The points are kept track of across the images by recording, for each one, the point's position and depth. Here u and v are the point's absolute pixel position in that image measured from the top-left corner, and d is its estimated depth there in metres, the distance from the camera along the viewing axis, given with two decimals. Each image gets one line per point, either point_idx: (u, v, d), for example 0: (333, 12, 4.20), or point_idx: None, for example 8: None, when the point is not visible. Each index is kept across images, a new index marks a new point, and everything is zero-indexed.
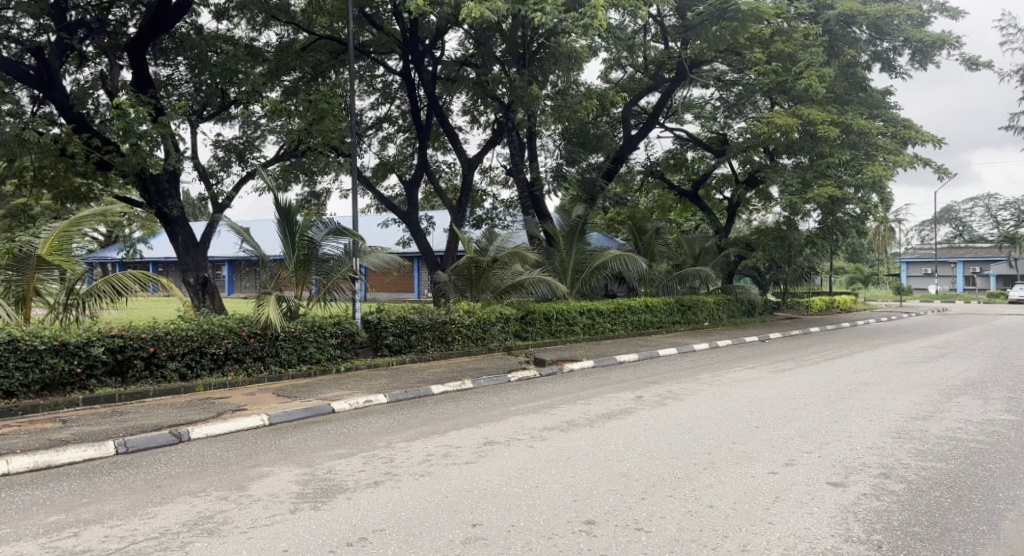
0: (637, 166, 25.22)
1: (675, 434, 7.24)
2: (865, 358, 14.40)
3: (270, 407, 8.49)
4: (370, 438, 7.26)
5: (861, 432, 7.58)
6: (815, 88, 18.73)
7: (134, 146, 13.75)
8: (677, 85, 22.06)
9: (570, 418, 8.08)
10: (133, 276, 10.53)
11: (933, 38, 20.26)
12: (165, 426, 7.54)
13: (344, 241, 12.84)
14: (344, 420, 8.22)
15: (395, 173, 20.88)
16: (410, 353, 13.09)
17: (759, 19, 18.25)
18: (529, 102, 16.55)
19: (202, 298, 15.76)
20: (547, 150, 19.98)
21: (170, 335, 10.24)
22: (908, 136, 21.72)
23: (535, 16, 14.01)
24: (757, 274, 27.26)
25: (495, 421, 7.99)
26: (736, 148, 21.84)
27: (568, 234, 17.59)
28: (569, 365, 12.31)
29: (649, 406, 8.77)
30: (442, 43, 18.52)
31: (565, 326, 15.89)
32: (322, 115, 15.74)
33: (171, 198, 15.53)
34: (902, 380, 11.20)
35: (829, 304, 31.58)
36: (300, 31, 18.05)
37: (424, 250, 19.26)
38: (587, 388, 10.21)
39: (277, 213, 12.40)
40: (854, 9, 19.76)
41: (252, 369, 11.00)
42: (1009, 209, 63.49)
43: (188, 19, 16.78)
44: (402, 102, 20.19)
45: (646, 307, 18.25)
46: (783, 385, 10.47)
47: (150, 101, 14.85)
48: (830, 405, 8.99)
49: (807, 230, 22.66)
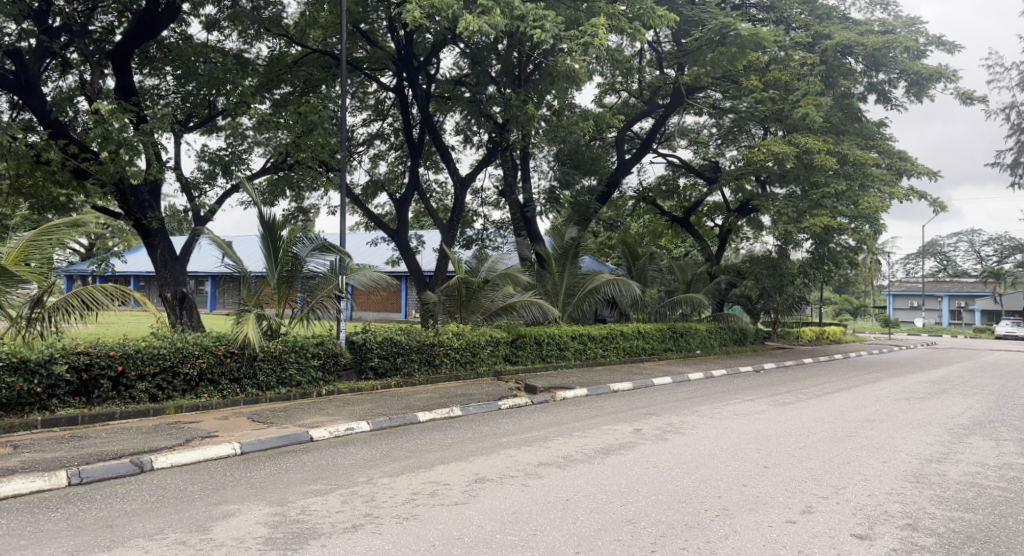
0: (629, 192, 24.89)
1: (682, 474, 6.75)
2: (865, 393, 13.94)
3: (243, 434, 7.92)
4: (349, 472, 6.69)
5: (877, 476, 7.11)
6: (812, 116, 18.44)
7: (112, 155, 13.15)
8: (672, 111, 21.80)
9: (566, 453, 7.55)
10: (105, 289, 9.92)
11: (931, 70, 19.94)
12: (126, 454, 6.95)
13: (330, 257, 12.28)
14: (322, 450, 7.64)
15: (386, 191, 20.41)
16: (395, 377, 12.52)
17: (757, 45, 17.99)
18: (525, 122, 16.08)
19: (180, 315, 15.09)
20: (541, 171, 19.58)
21: (141, 354, 9.67)
22: (904, 167, 21.41)
23: (534, 33, 13.60)
24: (748, 303, 26.86)
25: (486, 454, 7.45)
26: (730, 175, 21.52)
27: (560, 257, 17.14)
28: (562, 394, 11.77)
29: (649, 440, 8.26)
30: (437, 60, 18.16)
31: (555, 351, 15.36)
32: (312, 127, 15.23)
33: (150, 210, 14.92)
34: (907, 417, 10.75)
35: (819, 335, 31.20)
36: (292, 44, 17.60)
37: (413, 270, 18.71)
38: (582, 419, 9.68)
39: (260, 227, 11.86)
40: (852, 40, 19.56)
41: (227, 391, 10.43)
42: (992, 245, 63.71)
43: (177, 28, 16.31)
44: (395, 119, 19.75)
45: (638, 333, 17.77)
46: (787, 420, 9.98)
47: (132, 109, 14.30)
48: (840, 443, 8.51)
49: (799, 260, 22.29)
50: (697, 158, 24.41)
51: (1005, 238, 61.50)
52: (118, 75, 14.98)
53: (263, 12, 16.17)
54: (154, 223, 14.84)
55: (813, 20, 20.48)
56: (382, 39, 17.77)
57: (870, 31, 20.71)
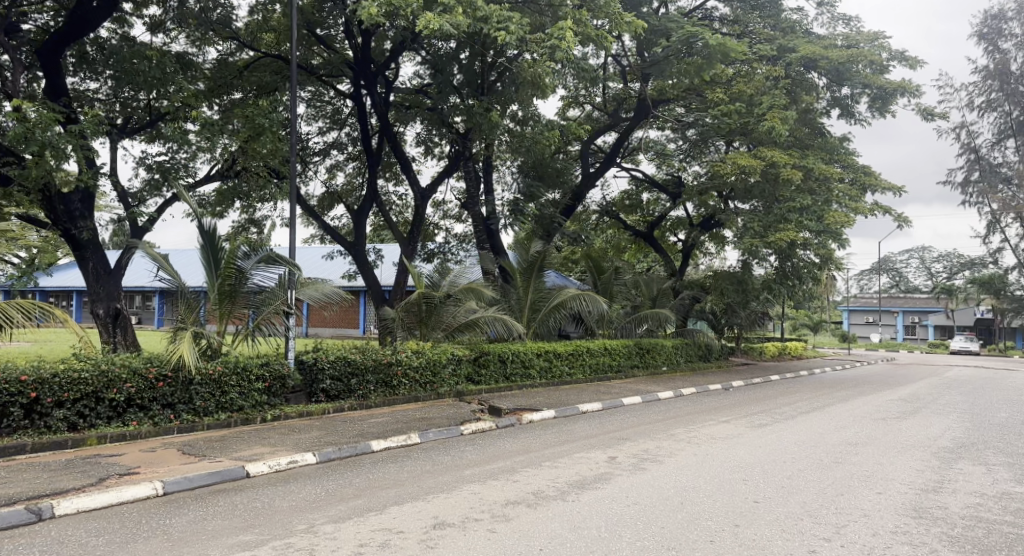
0: (593, 205, 24.16)
1: (667, 512, 6.04)
2: (842, 412, 13.30)
3: (169, 470, 7.01)
4: (286, 518, 5.86)
5: (878, 507, 6.48)
6: (779, 129, 17.95)
7: (36, 159, 12.08)
8: (636, 124, 21.24)
9: (537, 488, 6.77)
10: (31, 305, 9.15)
11: (893, 85, 19.67)
12: (21, 500, 6.04)
13: (278, 270, 11.29)
14: (259, 488, 6.76)
15: (343, 203, 19.49)
16: (349, 400, 11.60)
17: (724, 58, 17.47)
18: (488, 129, 15.27)
19: (113, 333, 13.98)
20: (504, 183, 18.88)
21: (59, 378, 8.72)
22: (869, 183, 20.96)
23: (498, 35, 12.93)
24: (713, 318, 26.34)
25: (444, 491, 6.65)
26: (693, 190, 20.98)
27: (525, 270, 16.46)
28: (528, 416, 10.97)
29: (625, 470, 7.52)
30: (396, 68, 17.42)
31: (520, 369, 14.60)
32: (260, 131, 14.27)
33: (82, 219, 13.83)
34: (891, 439, 10.13)
35: (781, 350, 30.80)
36: (244, 48, 16.56)
37: (371, 285, 17.75)
38: (551, 446, 8.88)
39: (199, 237, 10.98)
40: (817, 53, 19.22)
41: (160, 418, 9.46)
42: (942, 262, 64.67)
43: (118, 29, 15.27)
44: (353, 128, 18.81)
45: (605, 350, 17.11)
46: (768, 445, 9.31)
47: (62, 111, 13.22)
48: (829, 469, 7.87)
49: (763, 275, 21.80)
50: (660, 172, 23.95)
51: (955, 255, 62.49)
52: (48, 73, 13.85)
53: (211, 14, 15.13)
54: (85, 234, 13.75)
55: (777, 34, 20.04)
56: (340, 46, 16.93)
57: (834, 45, 20.34)
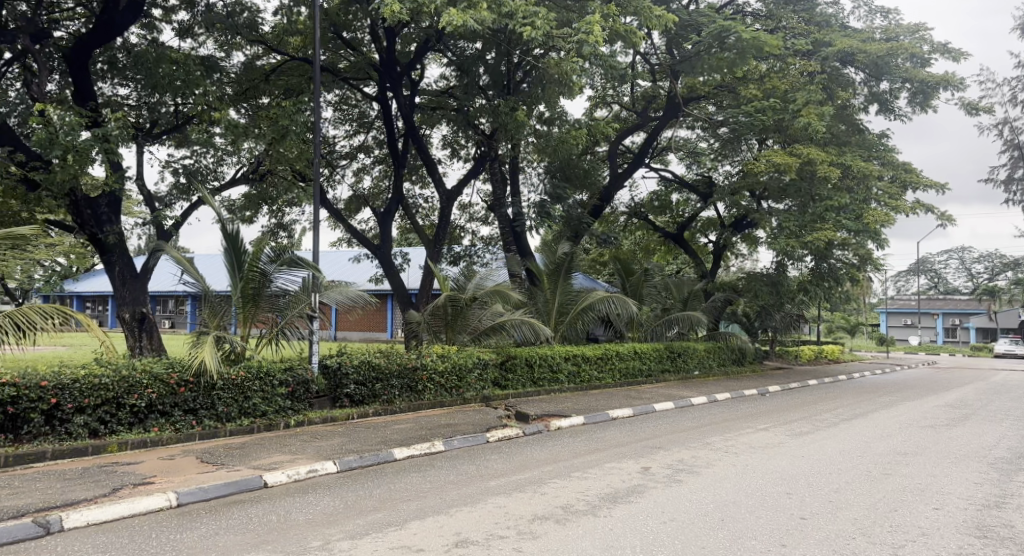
0: (621, 207, 23.74)
1: (706, 530, 5.68)
2: (886, 419, 12.69)
3: (184, 480, 6.83)
4: (300, 536, 5.63)
5: (937, 523, 6.04)
6: (815, 125, 17.35)
7: (61, 162, 11.96)
8: (665, 123, 20.76)
9: (566, 501, 6.42)
10: (55, 309, 9.02)
11: (935, 78, 18.93)
12: (29, 512, 5.92)
13: (301, 273, 11.06)
14: (275, 500, 6.53)
15: (369, 206, 19.27)
16: (374, 405, 11.33)
17: (758, 52, 16.92)
18: (514, 129, 14.90)
19: (139, 337, 13.82)
20: (531, 184, 18.55)
21: (79, 383, 8.53)
22: (909, 180, 20.21)
23: (523, 30, 12.62)
24: (746, 321, 25.72)
25: (468, 504, 6.34)
26: (724, 190, 20.47)
27: (553, 272, 16.10)
28: (556, 423, 10.60)
29: (660, 482, 7.14)
30: (422, 69, 17.16)
31: (547, 373, 14.24)
32: (284, 134, 14.02)
33: (109, 223, 13.70)
34: (942, 449, 9.57)
35: (817, 354, 30.00)
36: (270, 52, 16.39)
37: (397, 289, 17.47)
38: (580, 455, 8.52)
39: (223, 240, 10.77)
40: (856, 47, 18.61)
41: (181, 424, 9.26)
42: (983, 262, 62.91)
43: (147, 35, 15.21)
44: (380, 131, 18.59)
45: (635, 353, 16.69)
46: (810, 454, 8.84)
47: (89, 115, 13.11)
48: (879, 481, 7.42)
49: (798, 276, 21.16)
50: (690, 173, 23.45)
51: (996, 256, 60.77)
52: (76, 76, 13.72)
53: (238, 18, 15.05)
54: (111, 237, 13.60)
55: (813, 28, 19.42)
56: (365, 47, 16.70)
57: (872, 39, 19.69)
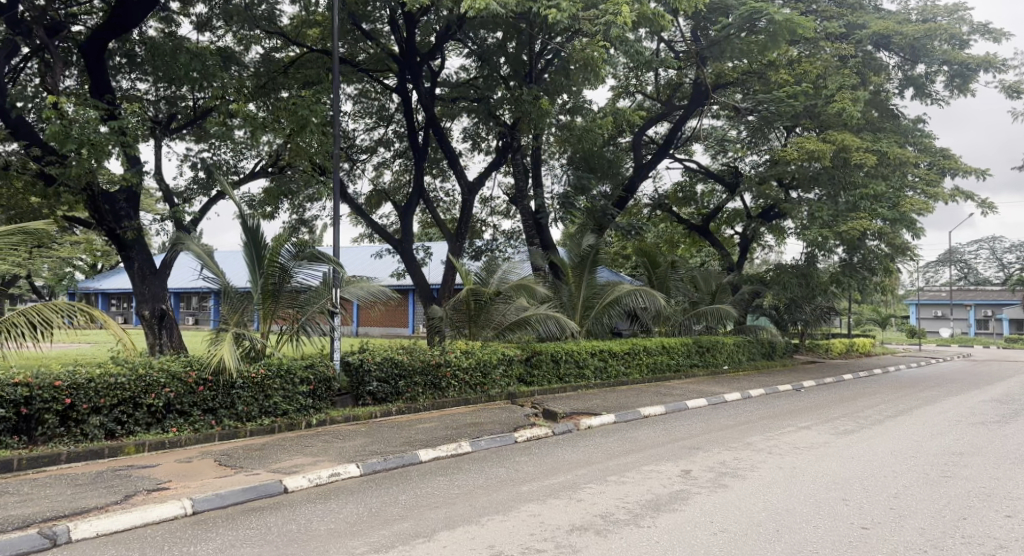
0: (645, 199, 23.19)
1: (759, 543, 5.25)
2: (932, 416, 12.07)
3: (200, 484, 6.51)
4: (323, 548, 5.28)
5: (1014, 534, 5.54)
6: (850, 110, 16.67)
7: (75, 158, 11.65)
8: (691, 113, 20.18)
9: (606, 508, 6.01)
10: (71, 307, 8.69)
11: (976, 59, 18.17)
12: (36, 522, 5.63)
13: (322, 268, 10.70)
14: (296, 506, 6.20)
15: (391, 200, 18.89)
16: (396, 403, 10.96)
17: (790, 35, 16.26)
18: (537, 118, 14.42)
19: (159, 335, 13.55)
20: (554, 176, 18.08)
21: (95, 382, 8.22)
22: (948, 166, 19.45)
23: (548, 13, 12.09)
24: (775, 314, 25.06)
25: (500, 511, 5.95)
26: (752, 180, 19.89)
27: (578, 265, 15.64)
28: (586, 421, 10.16)
29: (704, 487, 6.68)
30: (442, 60, 16.69)
31: (574, 369, 13.80)
32: (304, 124, 13.61)
33: (127, 219, 13.45)
34: (999, 448, 9.00)
35: (848, 347, 29.25)
36: (289, 44, 16.03)
37: (420, 282, 17.07)
38: (615, 456, 8.07)
39: (243, 235, 10.41)
40: (890, 29, 18.00)
41: (200, 424, 8.94)
42: (1013, 253, 61.45)
43: (163, 28, 14.90)
44: (400, 124, 18.19)
45: (663, 348, 16.20)
46: (860, 455, 8.31)
47: (107, 108, 12.82)
48: (940, 485, 6.91)
49: (830, 267, 20.48)
50: (715, 162, 22.84)
51: None
52: (92, 71, 13.49)
53: (256, 9, 14.70)
54: (129, 233, 13.34)
55: (844, 11, 18.75)
56: (384, 38, 16.23)
57: (907, 20, 18.98)
